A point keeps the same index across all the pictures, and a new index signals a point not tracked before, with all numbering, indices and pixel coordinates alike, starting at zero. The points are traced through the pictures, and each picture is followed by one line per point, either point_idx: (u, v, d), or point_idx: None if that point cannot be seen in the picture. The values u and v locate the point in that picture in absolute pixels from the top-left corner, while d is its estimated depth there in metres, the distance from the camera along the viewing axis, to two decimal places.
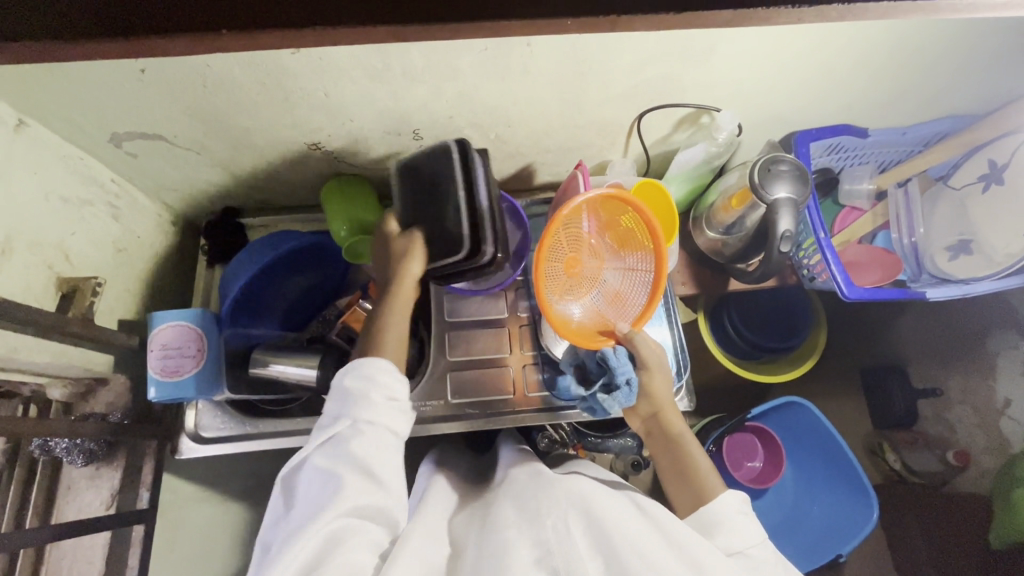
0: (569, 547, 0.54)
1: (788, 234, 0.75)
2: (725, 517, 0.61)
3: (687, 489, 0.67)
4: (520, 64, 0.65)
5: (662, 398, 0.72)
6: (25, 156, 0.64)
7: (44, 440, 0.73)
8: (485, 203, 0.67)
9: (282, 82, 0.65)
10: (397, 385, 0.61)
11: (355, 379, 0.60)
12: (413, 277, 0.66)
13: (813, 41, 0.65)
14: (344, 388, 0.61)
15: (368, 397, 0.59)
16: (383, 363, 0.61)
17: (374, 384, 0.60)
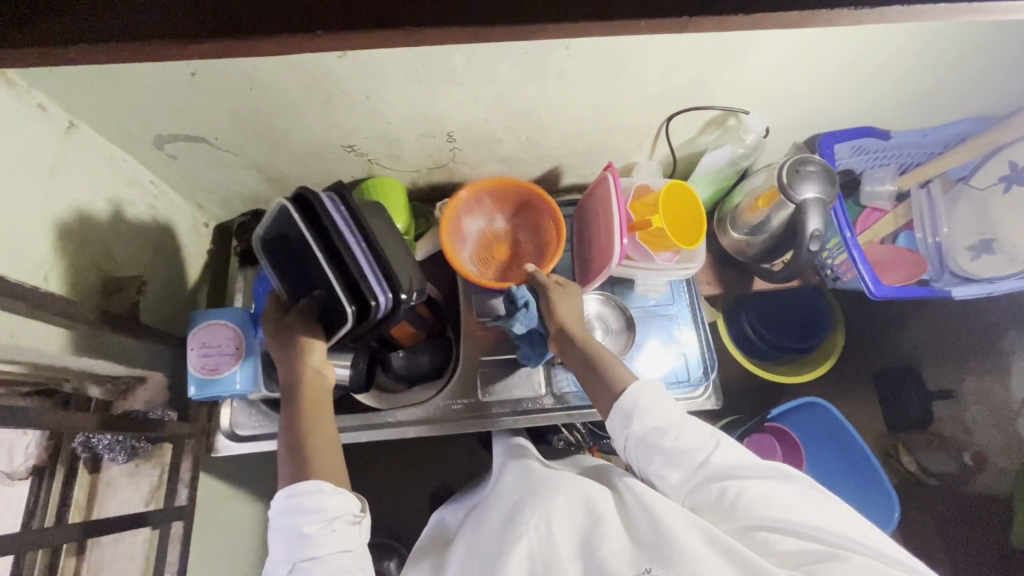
0: (552, 549, 0.56)
1: (817, 234, 0.76)
2: (637, 407, 0.63)
3: (603, 389, 0.67)
4: (557, 67, 0.67)
5: (565, 314, 0.73)
6: (74, 157, 0.66)
7: (87, 436, 0.74)
8: (364, 254, 0.61)
9: (325, 85, 0.66)
10: (335, 499, 0.59)
11: (289, 517, 0.58)
12: (316, 369, 0.66)
13: (844, 44, 0.66)
14: (282, 530, 0.58)
15: (303, 534, 0.57)
16: (311, 482, 0.59)
17: (309, 514, 0.58)
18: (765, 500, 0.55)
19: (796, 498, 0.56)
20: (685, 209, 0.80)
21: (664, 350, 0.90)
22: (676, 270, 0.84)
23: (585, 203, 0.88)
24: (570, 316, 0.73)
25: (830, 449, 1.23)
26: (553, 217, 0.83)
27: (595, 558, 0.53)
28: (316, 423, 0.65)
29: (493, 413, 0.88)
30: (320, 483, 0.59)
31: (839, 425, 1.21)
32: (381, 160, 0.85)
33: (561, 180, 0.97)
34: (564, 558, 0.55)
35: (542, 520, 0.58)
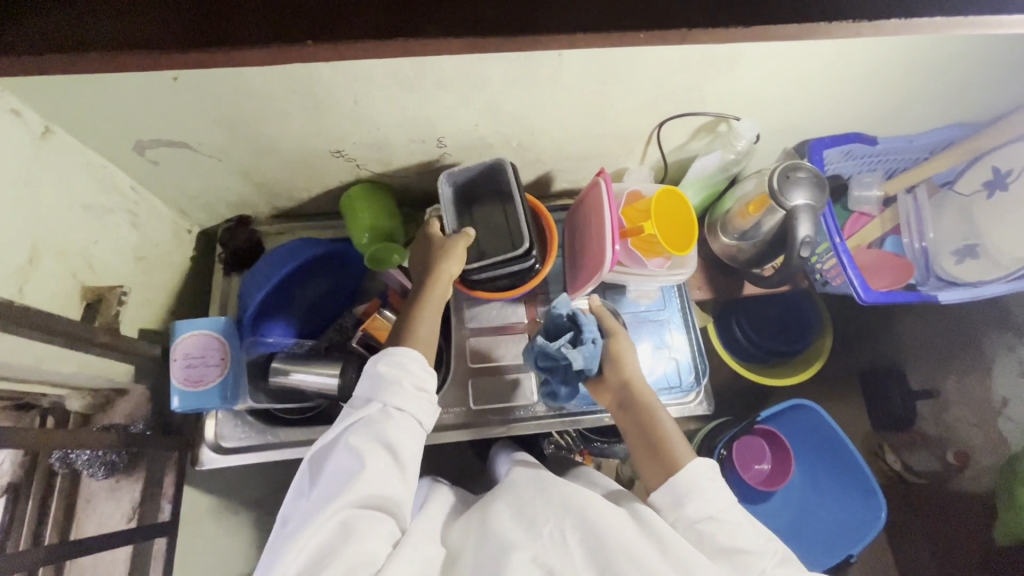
0: (564, 555, 0.57)
1: (808, 240, 0.77)
2: (694, 488, 0.64)
3: (657, 459, 0.68)
4: (549, 74, 0.66)
5: (630, 370, 0.75)
6: (51, 163, 0.63)
7: (65, 453, 0.71)
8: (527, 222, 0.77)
9: (312, 91, 0.65)
10: (428, 388, 0.64)
11: (388, 367, 0.63)
12: (448, 276, 0.72)
13: (834, 53, 0.67)
14: (376, 372, 0.63)
15: (400, 386, 0.61)
16: (418, 358, 0.64)
17: (406, 371, 0.63)
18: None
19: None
20: (676, 215, 0.79)
21: (655, 356, 0.90)
22: (668, 276, 0.84)
23: (576, 209, 0.88)
24: (639, 378, 0.75)
25: (816, 450, 1.24)
26: (545, 224, 0.83)
27: (607, 566, 0.55)
28: (431, 307, 0.71)
29: (485, 420, 0.87)
30: (423, 365, 0.65)
31: (825, 426, 1.22)
32: (370, 166, 0.83)
33: (552, 185, 0.97)
34: (577, 565, 0.56)
35: (557, 527, 0.59)
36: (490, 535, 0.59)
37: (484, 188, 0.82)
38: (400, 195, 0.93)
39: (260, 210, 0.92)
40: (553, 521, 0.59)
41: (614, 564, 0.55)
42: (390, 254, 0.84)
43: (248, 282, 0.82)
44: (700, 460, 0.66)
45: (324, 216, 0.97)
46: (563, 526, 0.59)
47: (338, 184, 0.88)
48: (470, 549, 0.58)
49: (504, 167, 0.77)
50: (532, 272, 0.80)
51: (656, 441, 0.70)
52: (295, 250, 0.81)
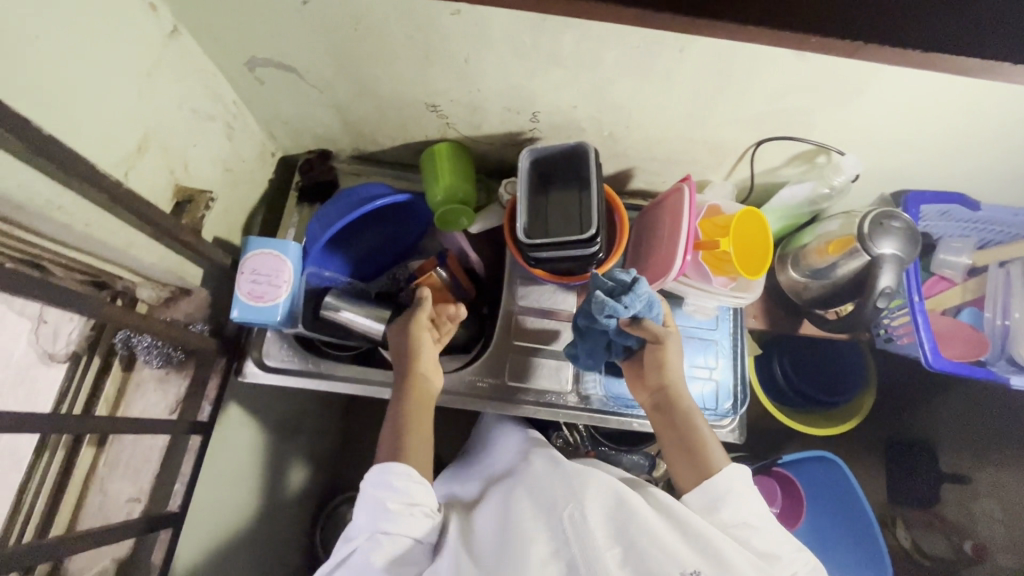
0: (587, 536, 0.56)
1: (887, 291, 0.74)
2: (731, 490, 0.64)
3: (689, 465, 0.69)
4: (664, 68, 0.65)
5: (672, 370, 0.75)
6: (171, 60, 0.66)
7: (129, 335, 0.75)
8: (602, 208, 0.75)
9: (429, 40, 0.65)
10: (421, 486, 0.65)
11: (378, 487, 0.64)
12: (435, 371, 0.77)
13: (965, 102, 0.64)
14: (368, 498, 0.63)
15: (386, 508, 0.62)
16: (404, 465, 0.65)
17: (394, 490, 0.63)
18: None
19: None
20: (754, 238, 0.77)
21: (697, 374, 0.89)
22: (729, 297, 0.82)
23: (650, 210, 0.86)
24: (680, 386, 0.75)
25: (833, 501, 1.21)
26: (617, 220, 0.82)
27: (634, 546, 0.54)
28: (422, 414, 0.72)
29: (516, 399, 0.88)
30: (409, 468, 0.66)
31: (847, 482, 1.18)
32: (459, 127, 0.84)
33: (629, 183, 0.96)
34: (601, 546, 0.55)
35: (577, 509, 0.59)
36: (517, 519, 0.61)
37: (560, 167, 0.80)
38: (478, 162, 0.94)
39: (342, 148, 0.94)
40: (573, 505, 0.59)
41: (640, 548, 0.54)
42: (456, 218, 0.85)
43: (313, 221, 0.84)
44: (735, 468, 0.66)
45: (400, 167, 0.98)
46: (583, 510, 0.58)
47: (423, 139, 0.89)
48: (488, 530, 0.63)
49: (587, 151, 0.76)
50: (593, 262, 0.78)
51: (690, 447, 0.70)
52: (361, 195, 0.82)
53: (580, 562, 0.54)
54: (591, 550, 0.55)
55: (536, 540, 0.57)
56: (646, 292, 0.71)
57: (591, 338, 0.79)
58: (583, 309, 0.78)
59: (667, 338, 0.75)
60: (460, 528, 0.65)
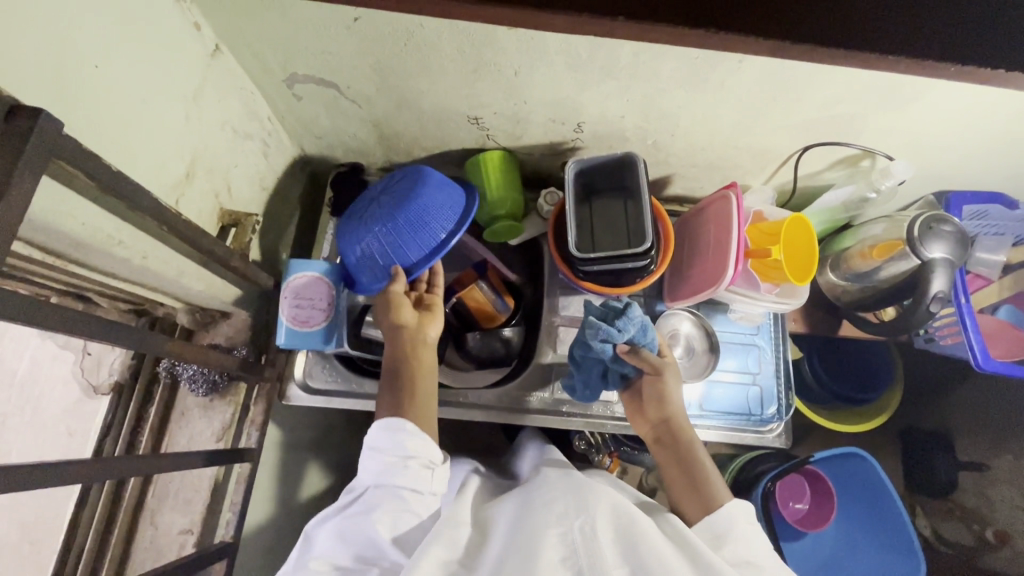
0: (596, 552, 0.55)
1: (940, 296, 0.74)
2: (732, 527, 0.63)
3: (695, 496, 0.69)
4: (719, 78, 0.64)
5: (673, 406, 0.77)
6: (214, 80, 0.63)
7: (172, 363, 0.73)
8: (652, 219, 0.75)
9: (481, 54, 0.64)
10: (414, 436, 0.65)
11: (381, 436, 0.65)
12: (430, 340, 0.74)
13: (1022, 107, 0.64)
14: (374, 445, 0.65)
15: (387, 463, 0.63)
16: (394, 418, 0.65)
17: (399, 447, 0.64)
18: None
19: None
20: (804, 243, 0.76)
21: (741, 380, 0.89)
22: (774, 303, 0.82)
23: (692, 217, 0.86)
24: (680, 417, 0.76)
25: (863, 500, 1.22)
26: (662, 229, 0.81)
27: (642, 565, 0.53)
28: (419, 365, 0.71)
29: (563, 411, 0.87)
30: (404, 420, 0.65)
31: (879, 482, 1.20)
32: (498, 138, 0.82)
33: (665, 189, 0.95)
34: (609, 561, 0.54)
35: (588, 521, 0.58)
36: (525, 525, 0.58)
37: (607, 180, 0.78)
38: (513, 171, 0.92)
39: (373, 161, 0.92)
40: (584, 518, 0.58)
41: (648, 568, 0.52)
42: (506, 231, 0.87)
43: (365, 240, 0.73)
44: (740, 503, 0.65)
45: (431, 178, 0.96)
46: (595, 523, 0.57)
47: (460, 151, 0.87)
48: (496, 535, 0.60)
49: (633, 160, 0.75)
50: (644, 272, 0.77)
51: (695, 478, 0.70)
52: (425, 215, 0.72)
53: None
54: (599, 566, 0.54)
55: (546, 545, 0.55)
56: (638, 316, 0.74)
57: (586, 368, 0.80)
58: (579, 339, 0.79)
59: (665, 369, 0.77)
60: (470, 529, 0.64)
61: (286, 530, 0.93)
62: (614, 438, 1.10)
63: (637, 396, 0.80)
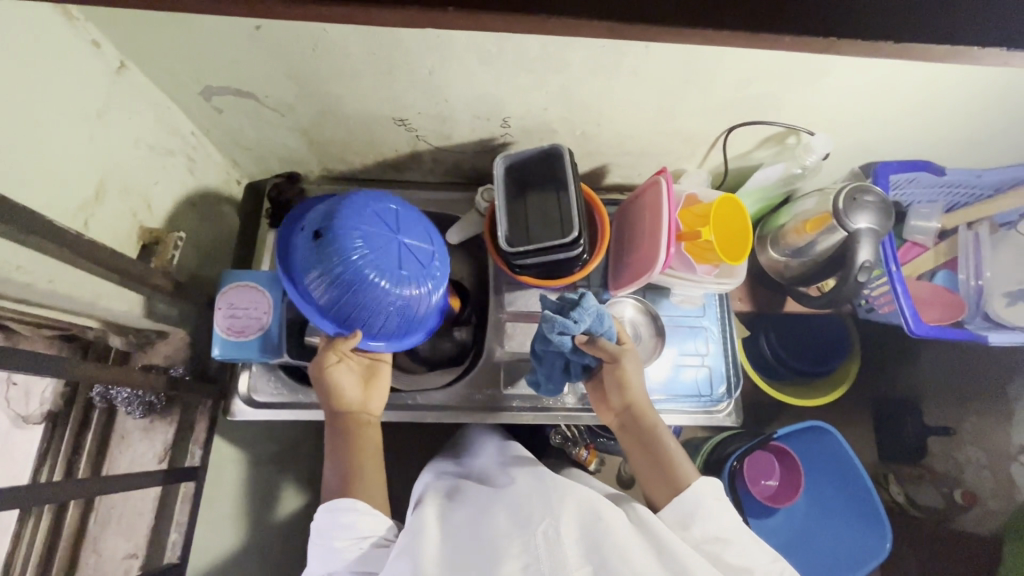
0: (559, 556, 0.56)
1: (867, 265, 0.76)
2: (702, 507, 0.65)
3: (663, 479, 0.71)
4: (631, 65, 0.65)
5: (635, 392, 0.76)
6: (121, 99, 0.63)
7: (106, 388, 0.72)
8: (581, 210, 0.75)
9: (392, 55, 0.64)
10: (365, 515, 0.65)
11: (327, 520, 0.65)
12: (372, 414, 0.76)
13: (927, 75, 0.65)
14: (322, 531, 0.65)
15: (335, 547, 0.63)
16: (348, 498, 0.66)
17: (344, 528, 0.64)
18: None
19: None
20: (735, 222, 0.77)
21: (690, 362, 0.90)
22: (715, 284, 0.83)
23: (629, 204, 0.87)
24: (640, 403, 0.76)
25: (834, 473, 1.22)
26: (597, 218, 0.82)
27: (606, 566, 0.54)
28: (360, 447, 0.72)
29: (514, 406, 0.88)
30: (356, 500, 0.66)
31: (845, 454, 1.21)
32: (429, 138, 0.82)
33: (605, 178, 0.95)
34: (574, 564, 0.55)
35: (552, 525, 0.58)
36: (490, 535, 0.58)
37: (536, 173, 0.78)
38: (451, 170, 0.92)
39: (310, 169, 0.91)
40: (548, 520, 0.58)
41: (612, 568, 0.54)
42: None
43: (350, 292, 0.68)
44: (706, 480, 0.67)
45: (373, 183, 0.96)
46: (558, 526, 0.58)
47: (394, 154, 0.87)
48: (462, 540, 0.59)
49: (561, 153, 0.76)
50: (577, 262, 0.78)
51: (662, 461, 0.72)
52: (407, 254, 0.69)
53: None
54: (562, 570, 0.54)
55: (507, 558, 0.55)
56: (594, 305, 0.72)
57: (548, 362, 0.78)
58: (538, 335, 0.78)
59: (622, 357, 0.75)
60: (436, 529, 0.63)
61: (250, 547, 0.92)
62: (590, 430, 1.09)
63: (598, 384, 0.80)
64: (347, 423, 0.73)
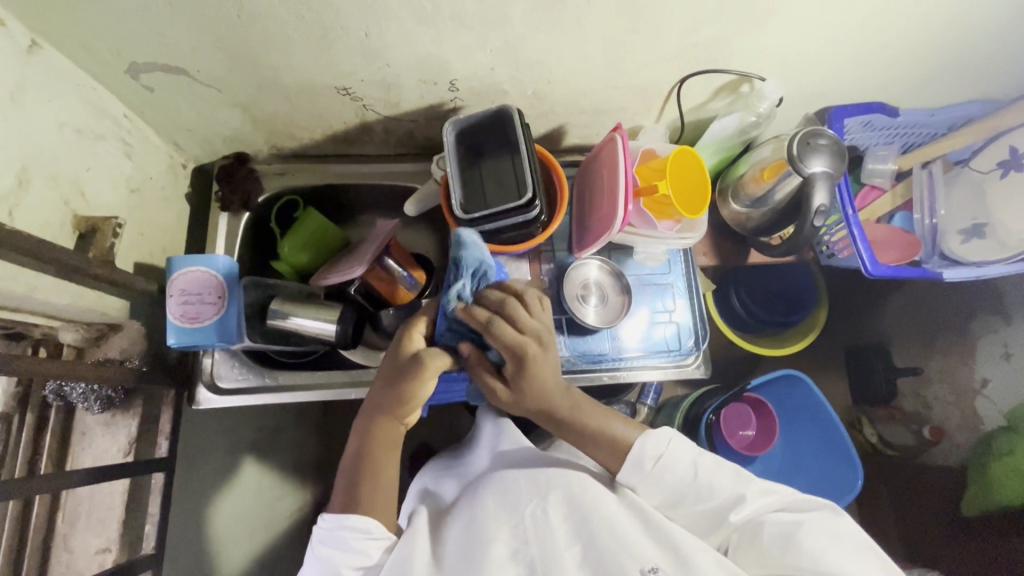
0: (547, 535, 0.62)
1: (823, 209, 0.75)
2: (649, 457, 0.65)
3: (605, 448, 0.66)
4: (573, 16, 0.63)
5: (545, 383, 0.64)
6: (38, 80, 0.60)
7: (59, 385, 0.69)
8: (536, 172, 0.74)
9: (322, 17, 0.60)
10: (379, 539, 0.61)
11: (331, 540, 0.61)
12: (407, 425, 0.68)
13: (869, 10, 0.64)
14: (325, 551, 0.60)
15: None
16: (363, 519, 0.61)
17: (347, 550, 0.60)
18: (782, 541, 0.59)
19: (822, 538, 0.58)
20: (692, 176, 0.77)
21: (658, 317, 0.91)
22: (676, 239, 0.83)
23: (588, 164, 0.85)
24: (547, 393, 0.64)
25: (810, 420, 1.22)
26: (555, 178, 0.80)
27: (592, 543, 0.60)
28: (383, 470, 0.64)
29: None
30: (372, 524, 0.61)
31: (816, 398, 1.20)
32: (378, 107, 0.79)
33: (563, 140, 0.94)
34: (561, 546, 0.61)
35: (540, 508, 0.65)
36: (483, 523, 0.65)
37: (488, 137, 0.76)
38: (406, 140, 0.89)
39: (259, 149, 0.88)
40: (536, 504, 0.66)
41: (597, 544, 0.60)
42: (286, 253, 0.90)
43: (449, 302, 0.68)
44: (649, 436, 0.65)
45: (324, 159, 0.93)
46: (545, 509, 0.65)
47: (344, 127, 0.84)
48: (458, 535, 0.65)
49: (513, 115, 0.74)
50: (537, 225, 0.76)
51: (595, 433, 0.66)
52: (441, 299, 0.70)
53: (538, 564, 0.59)
54: (549, 550, 0.60)
55: (497, 543, 0.61)
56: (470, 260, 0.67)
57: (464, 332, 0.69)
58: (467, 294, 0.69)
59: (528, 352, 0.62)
60: (435, 533, 0.68)
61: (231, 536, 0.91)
62: None
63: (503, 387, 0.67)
64: (380, 435, 0.65)
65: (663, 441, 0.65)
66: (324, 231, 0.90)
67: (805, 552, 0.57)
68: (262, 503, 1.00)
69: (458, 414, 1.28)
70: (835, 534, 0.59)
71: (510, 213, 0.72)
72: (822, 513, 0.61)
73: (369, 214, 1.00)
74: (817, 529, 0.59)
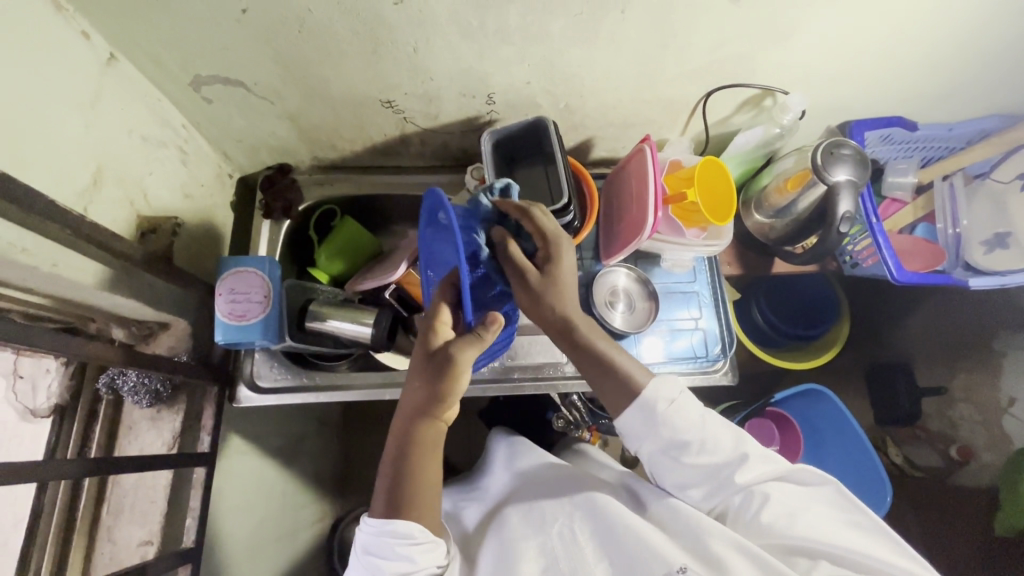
0: (576, 552, 0.64)
1: (848, 215, 0.77)
2: (661, 400, 0.63)
3: (617, 385, 0.65)
4: (608, 32, 0.67)
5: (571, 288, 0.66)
6: (113, 88, 0.64)
7: (113, 377, 0.72)
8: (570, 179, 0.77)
9: (376, 32, 0.65)
10: (423, 544, 0.59)
11: (374, 544, 0.60)
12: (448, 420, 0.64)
13: (888, 26, 0.68)
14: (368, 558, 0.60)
15: None
16: (407, 524, 0.59)
17: (388, 556, 0.59)
18: (789, 519, 0.59)
19: (827, 521, 0.60)
20: (718, 184, 0.79)
21: (683, 325, 0.93)
22: (703, 246, 0.85)
23: (615, 175, 0.89)
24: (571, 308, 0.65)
25: (835, 439, 1.21)
26: (586, 189, 0.84)
27: (621, 557, 0.62)
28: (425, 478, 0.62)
29: (512, 380, 0.89)
30: (414, 528, 0.60)
31: (841, 413, 1.19)
32: (417, 120, 0.84)
33: (590, 153, 0.98)
34: (590, 560, 0.63)
35: (567, 526, 0.67)
36: (511, 540, 0.67)
37: (523, 147, 0.80)
38: (441, 152, 0.94)
39: (301, 160, 0.93)
40: (562, 520, 0.68)
41: (626, 557, 0.62)
42: (322, 261, 0.93)
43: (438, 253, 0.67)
44: (659, 381, 0.64)
45: (361, 172, 0.97)
46: (571, 525, 0.67)
47: (384, 139, 0.88)
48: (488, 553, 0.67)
49: (548, 126, 0.77)
50: (569, 230, 0.79)
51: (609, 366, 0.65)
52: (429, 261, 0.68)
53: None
54: (580, 566, 0.63)
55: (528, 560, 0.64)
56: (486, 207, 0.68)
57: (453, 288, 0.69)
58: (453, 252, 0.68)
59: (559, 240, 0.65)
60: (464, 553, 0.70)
61: (261, 539, 0.92)
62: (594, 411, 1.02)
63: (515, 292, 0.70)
64: (424, 438, 0.62)
65: (675, 388, 0.65)
66: (358, 238, 0.94)
67: (808, 531, 0.59)
68: (289, 509, 1.01)
69: (481, 427, 1.28)
70: (833, 517, 0.60)
71: (544, 216, 0.75)
72: (822, 492, 0.62)
73: (402, 224, 1.04)
74: (818, 510, 0.61)
